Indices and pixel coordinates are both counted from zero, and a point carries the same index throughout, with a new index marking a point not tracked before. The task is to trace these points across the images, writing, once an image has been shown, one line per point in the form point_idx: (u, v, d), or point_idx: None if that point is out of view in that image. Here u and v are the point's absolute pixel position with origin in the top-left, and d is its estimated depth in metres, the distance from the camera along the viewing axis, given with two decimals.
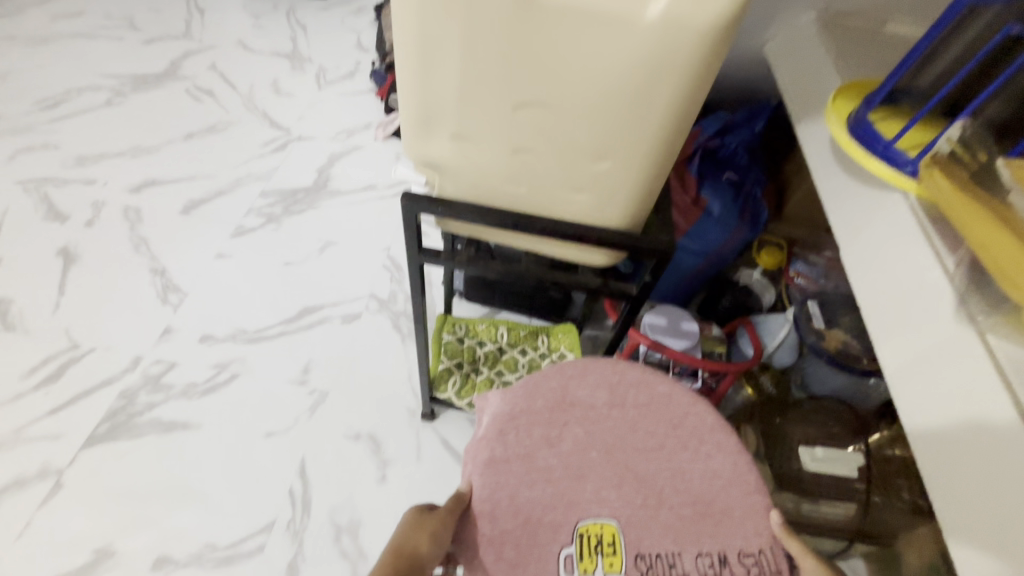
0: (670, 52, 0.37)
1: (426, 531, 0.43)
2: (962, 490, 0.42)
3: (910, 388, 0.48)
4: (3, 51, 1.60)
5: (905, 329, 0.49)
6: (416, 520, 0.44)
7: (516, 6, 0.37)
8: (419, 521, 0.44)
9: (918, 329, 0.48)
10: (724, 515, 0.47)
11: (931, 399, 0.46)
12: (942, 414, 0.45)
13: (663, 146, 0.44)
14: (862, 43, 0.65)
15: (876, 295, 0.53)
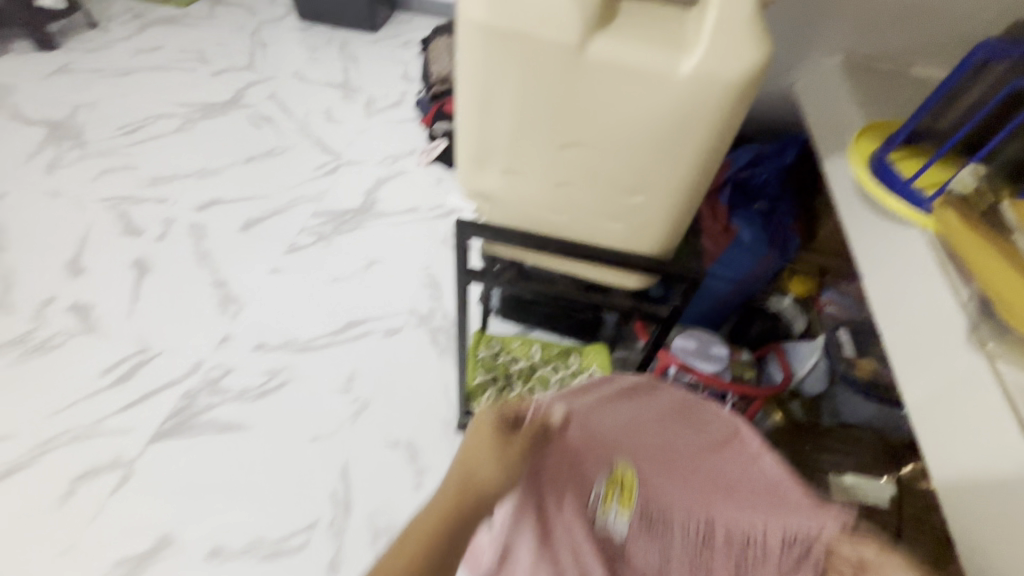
0: (701, 103, 0.42)
1: (502, 466, 0.46)
2: (985, 514, 0.43)
3: (931, 421, 0.49)
4: (91, 81, 1.78)
5: (929, 362, 0.50)
6: (492, 449, 0.46)
7: (566, 63, 0.43)
8: (493, 448, 0.46)
9: (940, 363, 0.49)
10: (739, 498, 0.58)
11: (954, 432, 0.47)
12: (963, 444, 0.46)
13: (692, 183, 0.49)
14: (886, 86, 0.69)
15: (901, 330, 0.53)
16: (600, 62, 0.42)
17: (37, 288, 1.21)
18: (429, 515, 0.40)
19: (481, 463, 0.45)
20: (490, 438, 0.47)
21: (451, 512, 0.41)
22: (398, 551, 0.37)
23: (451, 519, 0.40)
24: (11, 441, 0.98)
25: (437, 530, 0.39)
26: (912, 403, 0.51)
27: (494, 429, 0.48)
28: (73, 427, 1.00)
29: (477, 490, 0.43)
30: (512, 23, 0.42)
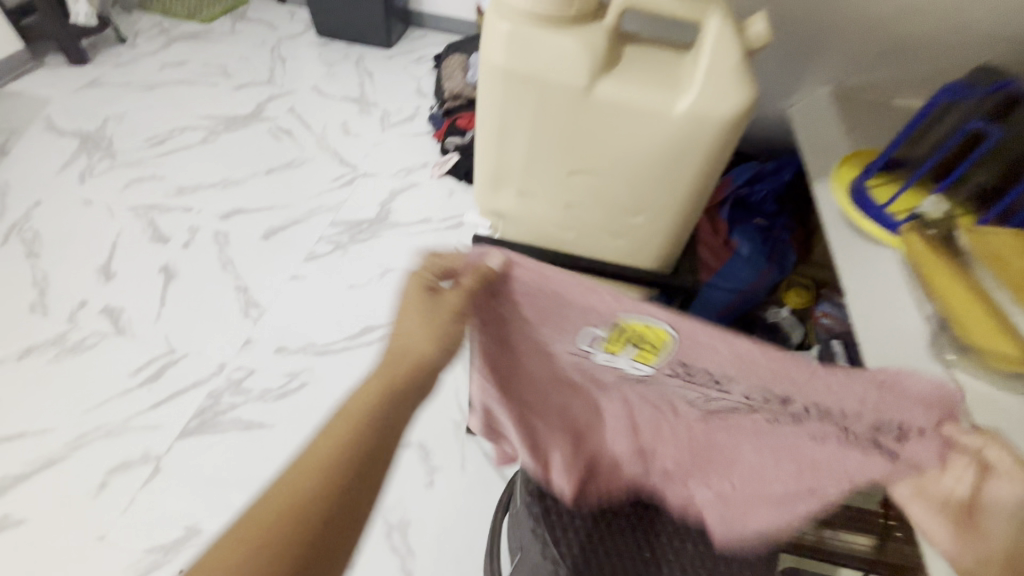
0: (694, 138, 0.48)
1: (442, 335, 0.43)
2: None
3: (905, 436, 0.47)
4: (120, 95, 1.87)
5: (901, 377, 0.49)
6: (426, 318, 0.43)
7: (577, 100, 0.49)
8: (430, 317, 0.43)
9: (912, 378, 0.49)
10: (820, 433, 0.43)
11: None
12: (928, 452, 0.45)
13: (687, 206, 0.54)
14: (869, 117, 0.74)
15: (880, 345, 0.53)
16: (606, 100, 0.48)
17: (70, 291, 1.27)
18: (364, 393, 0.40)
19: (410, 333, 0.42)
20: (424, 304, 0.43)
21: (390, 384, 0.41)
22: (339, 421, 0.39)
23: (388, 391, 0.40)
24: (48, 435, 1.04)
25: (376, 407, 0.39)
26: None
27: (423, 292, 0.43)
28: (106, 423, 1.06)
29: (415, 361, 0.42)
30: (529, 69, 0.48)
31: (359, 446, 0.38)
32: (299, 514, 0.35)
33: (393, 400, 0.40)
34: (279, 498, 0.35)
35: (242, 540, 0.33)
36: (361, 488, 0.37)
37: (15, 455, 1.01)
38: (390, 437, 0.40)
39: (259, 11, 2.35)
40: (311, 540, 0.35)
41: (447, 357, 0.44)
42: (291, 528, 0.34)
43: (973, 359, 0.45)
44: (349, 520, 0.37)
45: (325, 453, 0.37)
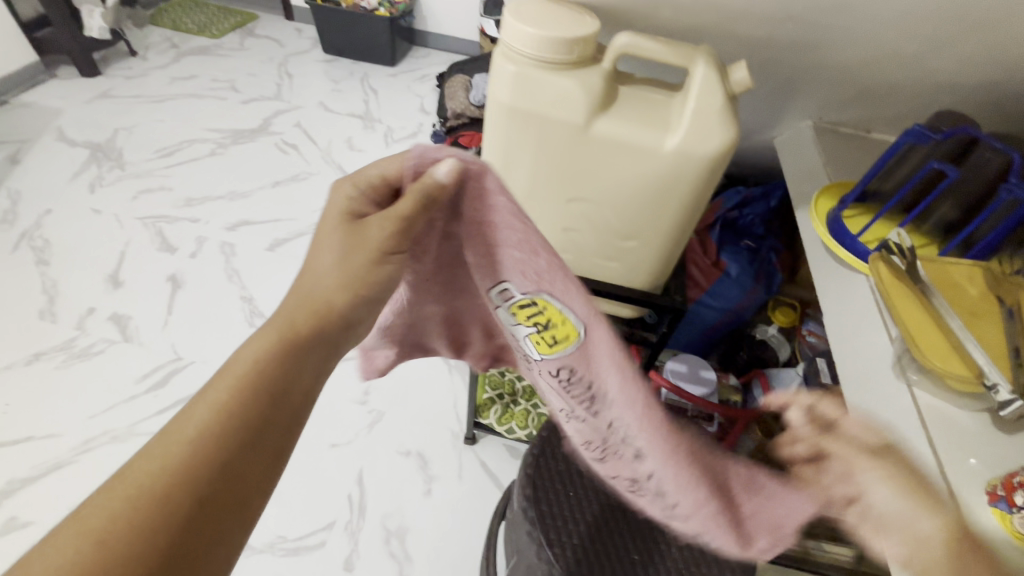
0: (682, 173, 0.53)
1: (349, 284, 0.43)
2: None
3: None
4: (130, 107, 1.91)
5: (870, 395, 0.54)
6: (345, 256, 0.43)
7: (575, 134, 0.53)
8: (356, 249, 0.43)
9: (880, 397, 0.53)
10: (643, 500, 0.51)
11: None
12: None
13: (675, 233, 0.59)
14: (848, 150, 0.79)
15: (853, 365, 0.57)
16: (603, 136, 0.53)
17: (79, 298, 1.30)
18: (253, 352, 0.41)
19: (320, 277, 0.43)
20: (344, 238, 0.43)
21: (284, 341, 0.41)
22: (222, 387, 0.39)
23: (277, 346, 0.41)
24: (55, 439, 1.06)
25: (265, 366, 0.40)
26: None
27: (346, 220, 0.45)
28: (112, 428, 1.09)
29: (312, 318, 0.42)
30: (531, 106, 0.52)
31: (247, 406, 0.38)
32: (187, 475, 0.35)
33: (284, 359, 0.41)
34: (166, 460, 0.35)
35: (130, 502, 0.33)
36: (253, 453, 0.38)
37: (22, 460, 1.03)
38: (281, 403, 0.40)
39: (267, 28, 2.42)
40: (201, 503, 0.35)
41: (355, 307, 0.44)
42: (182, 491, 0.34)
43: (936, 379, 0.49)
44: (241, 468, 0.37)
45: (213, 414, 0.37)
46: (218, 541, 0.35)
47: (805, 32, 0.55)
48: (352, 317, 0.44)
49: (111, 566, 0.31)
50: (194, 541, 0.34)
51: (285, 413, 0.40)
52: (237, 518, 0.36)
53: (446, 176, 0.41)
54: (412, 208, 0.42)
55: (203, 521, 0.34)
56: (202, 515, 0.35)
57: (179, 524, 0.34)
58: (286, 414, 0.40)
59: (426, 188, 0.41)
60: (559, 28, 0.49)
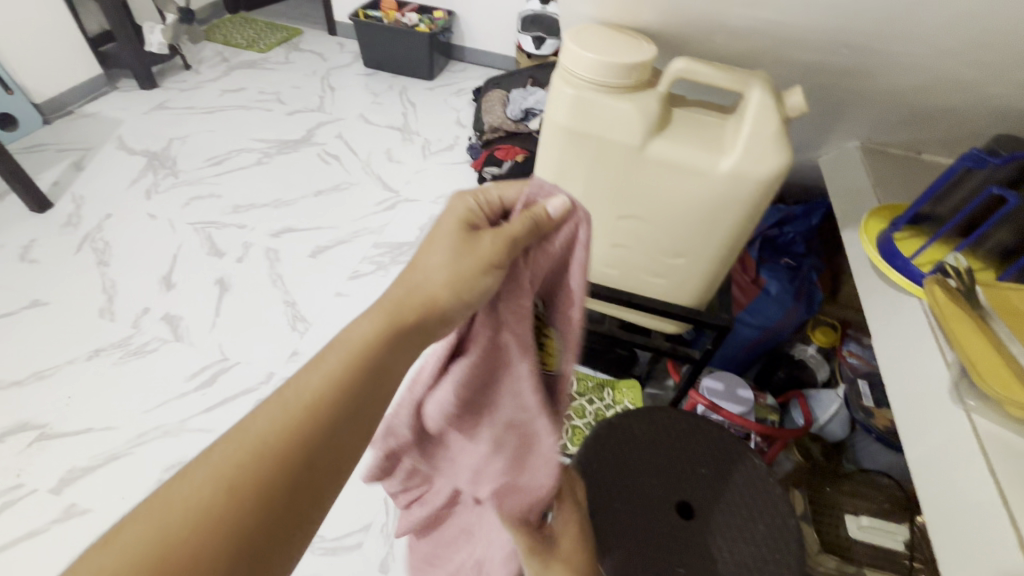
0: (736, 193, 0.54)
1: (459, 290, 0.42)
2: (967, 549, 0.45)
3: (929, 475, 0.51)
4: (184, 117, 2.02)
5: (926, 420, 0.53)
6: (463, 264, 0.42)
7: (630, 155, 0.55)
8: (464, 257, 0.43)
9: (937, 422, 0.52)
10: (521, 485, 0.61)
11: (946, 483, 0.49)
12: (952, 493, 0.48)
13: (724, 251, 0.60)
14: (898, 172, 0.79)
15: (908, 388, 0.57)
16: (657, 156, 0.54)
17: (135, 298, 1.37)
18: (364, 332, 0.43)
19: (433, 274, 0.43)
20: (458, 247, 0.43)
21: (392, 325, 0.43)
22: (336, 358, 0.41)
23: (385, 332, 0.42)
24: (112, 432, 1.12)
25: (375, 347, 0.42)
26: (914, 457, 0.53)
27: (464, 229, 0.44)
28: (164, 423, 1.14)
29: (422, 308, 0.43)
30: (589, 127, 0.55)
31: (355, 382, 0.41)
32: (296, 441, 0.38)
33: (386, 348, 0.42)
34: (276, 422, 0.39)
35: (245, 454, 0.37)
36: (352, 427, 0.41)
37: (81, 450, 1.09)
38: (382, 384, 0.42)
39: (312, 42, 2.52)
40: (304, 465, 0.38)
41: (459, 311, 0.43)
42: (292, 451, 0.38)
43: (994, 405, 0.49)
44: (337, 439, 0.40)
45: (327, 384, 0.40)
46: (312, 498, 0.39)
47: (858, 58, 0.56)
48: (450, 317, 0.43)
49: (231, 506, 0.36)
50: (294, 499, 0.38)
51: (383, 397, 0.43)
52: (329, 482, 0.40)
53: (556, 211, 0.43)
54: (523, 229, 0.42)
55: (302, 482, 0.38)
56: (306, 478, 0.38)
57: (285, 480, 0.37)
58: (384, 395, 0.43)
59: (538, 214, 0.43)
60: (620, 53, 0.51)
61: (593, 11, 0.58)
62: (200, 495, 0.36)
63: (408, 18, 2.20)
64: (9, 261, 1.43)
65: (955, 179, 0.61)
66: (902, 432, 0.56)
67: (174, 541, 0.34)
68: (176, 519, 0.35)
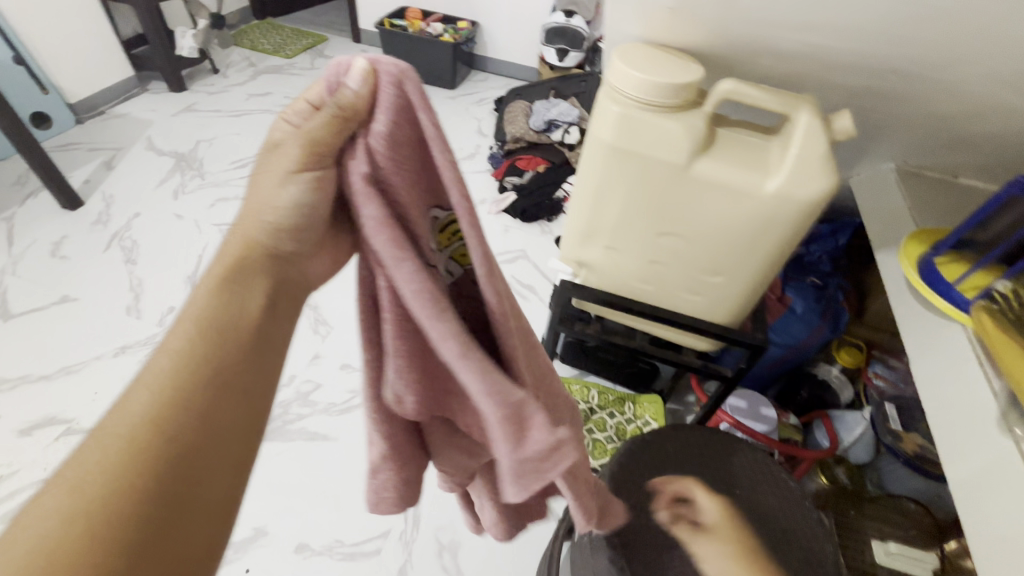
0: (780, 215, 0.54)
1: (274, 217, 0.38)
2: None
3: (976, 502, 0.51)
4: (212, 120, 2.05)
5: (971, 446, 0.53)
6: (276, 186, 0.37)
7: (675, 176, 0.56)
8: (282, 178, 0.36)
9: (983, 448, 0.52)
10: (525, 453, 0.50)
11: (994, 511, 0.49)
12: (1002, 522, 0.48)
13: (762, 271, 0.61)
14: (935, 194, 0.79)
15: (952, 414, 0.57)
16: (701, 176, 0.55)
17: (161, 298, 1.39)
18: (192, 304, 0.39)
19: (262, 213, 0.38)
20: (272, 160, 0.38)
21: (224, 286, 0.39)
22: (178, 335, 0.38)
23: (224, 291, 0.39)
24: None
25: (216, 305, 0.38)
26: (961, 483, 0.53)
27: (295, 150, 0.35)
28: None
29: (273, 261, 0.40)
30: (633, 145, 0.55)
31: (208, 345, 0.38)
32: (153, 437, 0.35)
33: (226, 304, 0.39)
34: (123, 424, 0.35)
35: (90, 476, 0.34)
36: (216, 389, 0.37)
37: None
38: (250, 340, 0.39)
39: (336, 49, 2.56)
40: (178, 441, 0.35)
41: (299, 236, 0.39)
42: (161, 432, 0.35)
43: None
44: (192, 405, 0.36)
45: (177, 355, 0.37)
46: (198, 490, 0.36)
47: (902, 84, 0.57)
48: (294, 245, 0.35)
49: (113, 504, 0.33)
50: (173, 502, 0.34)
51: (233, 360, 0.38)
52: (218, 470, 0.37)
53: (358, 84, 0.32)
54: (323, 129, 0.34)
55: (182, 464, 0.35)
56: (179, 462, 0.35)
57: (161, 463, 0.34)
58: (258, 353, 0.40)
59: (340, 101, 0.32)
60: (667, 74, 0.52)
61: (639, 30, 0.59)
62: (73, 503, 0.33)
63: (433, 27, 2.23)
64: (40, 257, 1.46)
65: (1003, 204, 0.59)
66: (945, 456, 0.56)
67: (64, 560, 0.31)
68: (63, 526, 0.32)
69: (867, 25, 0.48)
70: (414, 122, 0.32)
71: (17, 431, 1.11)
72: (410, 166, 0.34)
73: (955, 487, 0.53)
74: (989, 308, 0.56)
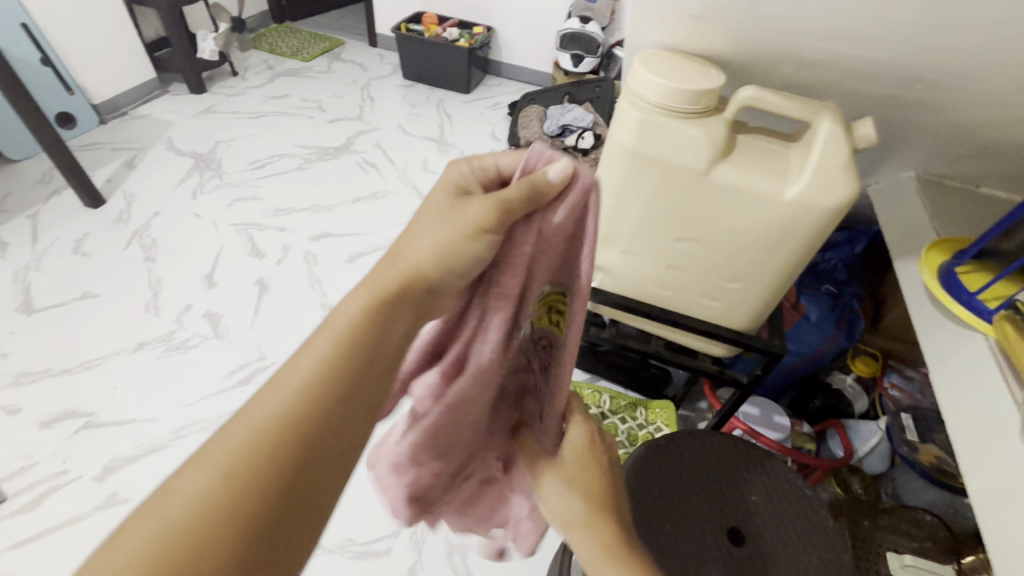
0: (799, 222, 0.54)
1: (447, 257, 0.41)
2: None
3: (999, 516, 0.50)
4: (230, 121, 2.08)
5: (994, 458, 0.52)
6: (449, 231, 0.41)
7: (694, 182, 0.56)
8: (452, 221, 0.42)
9: (1005, 461, 0.51)
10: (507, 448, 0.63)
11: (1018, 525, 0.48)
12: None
13: (781, 278, 0.61)
14: (956, 202, 0.78)
15: (974, 425, 0.56)
16: (721, 182, 0.55)
17: (179, 296, 1.41)
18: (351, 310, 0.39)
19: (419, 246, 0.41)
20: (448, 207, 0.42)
21: (381, 310, 0.39)
22: (325, 343, 0.38)
23: (377, 314, 0.39)
24: (155, 423, 1.15)
25: (369, 329, 0.39)
26: (984, 497, 0.52)
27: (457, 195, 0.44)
28: (203, 418, 1.17)
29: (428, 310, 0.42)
30: (653, 150, 0.56)
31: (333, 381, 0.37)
32: (284, 446, 0.34)
33: (375, 330, 0.39)
34: (260, 420, 0.35)
35: (229, 477, 0.32)
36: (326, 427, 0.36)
37: (124, 440, 1.12)
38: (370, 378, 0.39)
39: (353, 53, 2.59)
40: (297, 460, 0.34)
41: (445, 277, 0.41)
42: (285, 455, 0.34)
43: None
44: (327, 429, 0.36)
45: (323, 367, 0.37)
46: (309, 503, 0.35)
47: (925, 93, 0.57)
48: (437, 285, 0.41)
49: (235, 515, 0.32)
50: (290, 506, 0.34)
51: (370, 377, 0.39)
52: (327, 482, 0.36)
53: (556, 175, 0.42)
54: (518, 196, 0.41)
55: (284, 505, 0.34)
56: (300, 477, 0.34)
57: (261, 499, 0.33)
58: (369, 391, 0.39)
59: (536, 181, 0.42)
60: (687, 80, 0.52)
61: (661, 37, 0.60)
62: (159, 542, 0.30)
63: (449, 32, 2.25)
64: (62, 253, 1.49)
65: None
66: (965, 464, 0.55)
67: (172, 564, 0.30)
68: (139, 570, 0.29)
69: (892, 34, 0.48)
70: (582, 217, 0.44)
71: (38, 424, 1.13)
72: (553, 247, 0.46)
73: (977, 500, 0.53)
74: (1012, 316, 0.55)
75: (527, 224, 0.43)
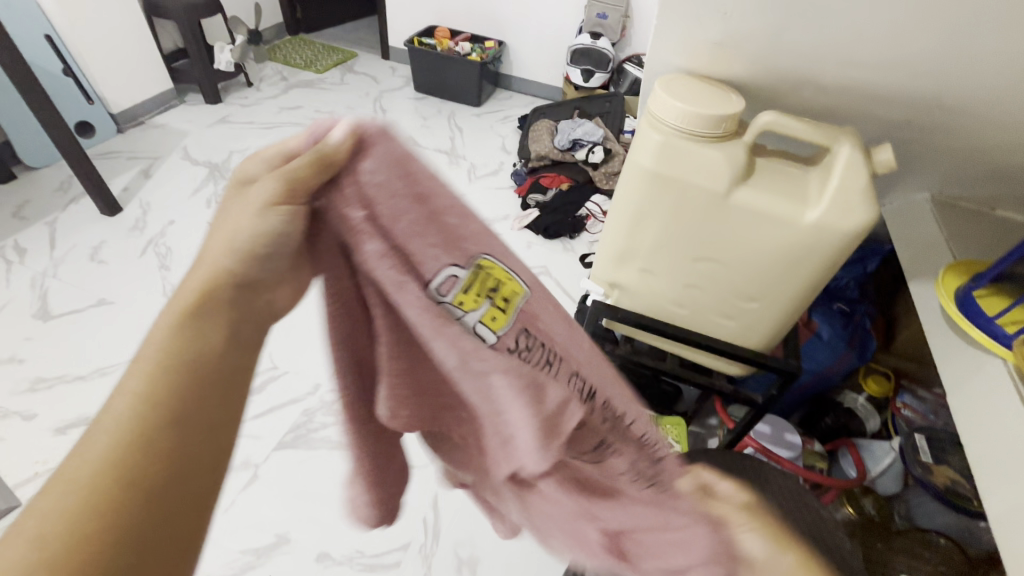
0: (819, 244, 0.55)
1: (243, 245, 0.38)
2: None
3: (1017, 541, 0.50)
4: (245, 131, 2.11)
5: (1011, 482, 0.52)
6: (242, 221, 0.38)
7: (713, 203, 0.57)
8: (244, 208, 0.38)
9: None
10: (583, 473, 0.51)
11: None
12: None
13: (799, 300, 0.61)
14: (972, 225, 0.78)
15: (991, 449, 0.56)
16: (741, 203, 0.56)
17: None
18: (162, 332, 0.38)
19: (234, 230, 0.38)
20: (237, 201, 0.41)
21: (187, 316, 0.38)
22: (140, 374, 0.36)
23: (186, 322, 0.38)
24: None
25: (185, 341, 0.37)
26: (1002, 520, 0.52)
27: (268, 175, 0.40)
28: None
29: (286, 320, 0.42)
30: (672, 172, 0.57)
31: (185, 390, 0.36)
32: (135, 460, 0.33)
33: (189, 339, 0.38)
34: (100, 448, 0.33)
35: (70, 496, 0.32)
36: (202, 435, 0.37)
37: None
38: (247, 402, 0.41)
39: (365, 65, 2.62)
40: (154, 476, 0.34)
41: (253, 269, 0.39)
42: (138, 472, 0.33)
43: None
44: (170, 429, 0.35)
45: (143, 389, 0.35)
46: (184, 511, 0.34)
47: (944, 118, 0.58)
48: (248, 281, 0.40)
49: (94, 540, 0.31)
50: (160, 517, 0.33)
51: (210, 387, 0.37)
52: (205, 494, 0.36)
53: (340, 137, 0.35)
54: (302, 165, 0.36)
55: (158, 499, 0.33)
56: (168, 487, 0.34)
57: (133, 516, 0.32)
58: (225, 396, 0.38)
59: (320, 147, 0.36)
60: (707, 105, 0.53)
61: (682, 62, 0.61)
62: (40, 553, 0.30)
63: (461, 46, 2.28)
64: (79, 260, 1.51)
65: None
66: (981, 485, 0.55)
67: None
68: None
69: (913, 57, 0.49)
70: (409, 171, 0.36)
71: (52, 430, 1.14)
72: (405, 210, 0.36)
73: (995, 523, 0.53)
74: None
75: (340, 190, 0.36)
